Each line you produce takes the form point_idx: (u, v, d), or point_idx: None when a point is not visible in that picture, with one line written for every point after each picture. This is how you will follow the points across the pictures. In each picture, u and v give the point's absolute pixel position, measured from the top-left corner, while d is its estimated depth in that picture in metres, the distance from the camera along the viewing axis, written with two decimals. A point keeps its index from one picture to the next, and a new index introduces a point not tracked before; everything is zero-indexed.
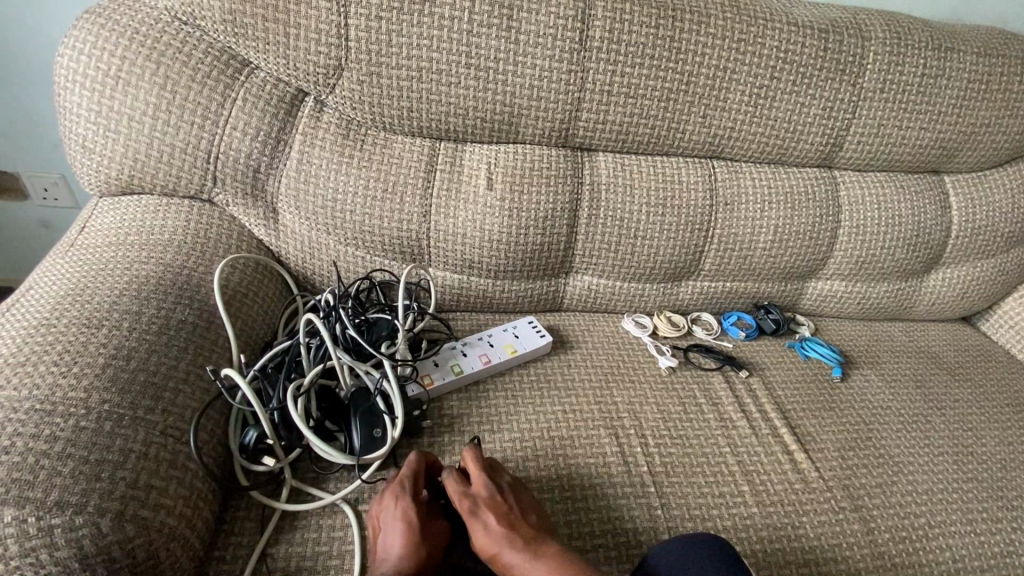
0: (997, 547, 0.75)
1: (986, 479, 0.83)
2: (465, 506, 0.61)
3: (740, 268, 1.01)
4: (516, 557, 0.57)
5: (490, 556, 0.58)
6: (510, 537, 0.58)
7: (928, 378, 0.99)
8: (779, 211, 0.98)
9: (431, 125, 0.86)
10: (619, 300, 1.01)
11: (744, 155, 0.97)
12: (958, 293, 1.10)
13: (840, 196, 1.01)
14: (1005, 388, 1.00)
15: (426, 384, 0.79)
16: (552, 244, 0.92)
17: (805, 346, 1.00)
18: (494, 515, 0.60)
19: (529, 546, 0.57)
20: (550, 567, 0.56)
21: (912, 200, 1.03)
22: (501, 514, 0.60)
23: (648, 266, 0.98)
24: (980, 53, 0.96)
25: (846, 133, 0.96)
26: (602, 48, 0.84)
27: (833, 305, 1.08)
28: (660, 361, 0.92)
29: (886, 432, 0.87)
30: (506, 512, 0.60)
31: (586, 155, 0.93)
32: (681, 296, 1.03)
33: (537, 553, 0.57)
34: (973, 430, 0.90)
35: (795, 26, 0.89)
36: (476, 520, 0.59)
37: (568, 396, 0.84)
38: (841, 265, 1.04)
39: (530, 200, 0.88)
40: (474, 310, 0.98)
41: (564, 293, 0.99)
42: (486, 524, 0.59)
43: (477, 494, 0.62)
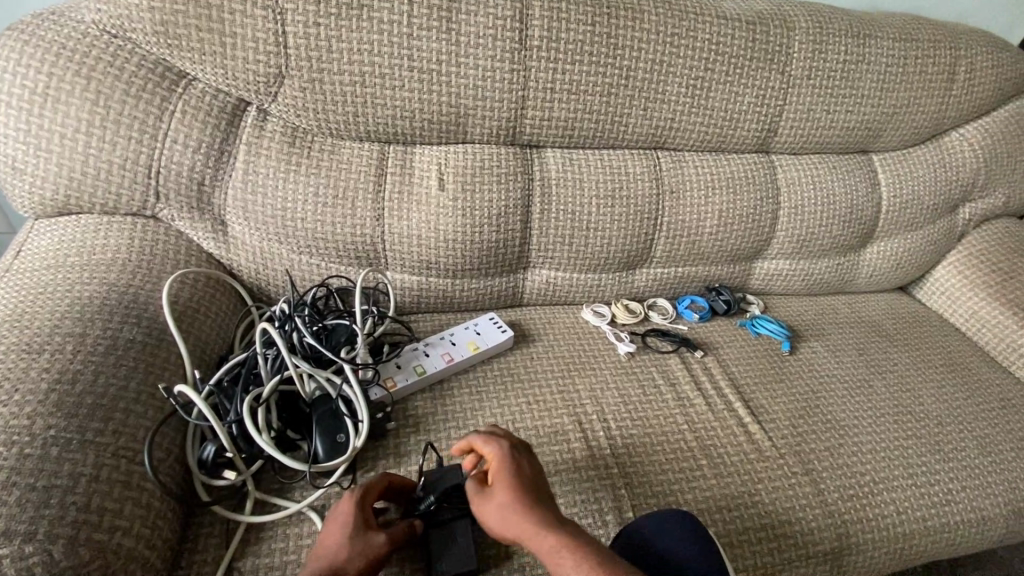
0: (934, 497, 0.81)
1: (926, 435, 0.89)
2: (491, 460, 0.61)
3: (689, 254, 1.05)
4: (535, 515, 0.55)
5: (501, 511, 0.57)
6: (535, 495, 0.58)
7: (870, 346, 1.05)
8: (722, 197, 1.02)
9: (378, 130, 0.86)
10: (577, 292, 1.04)
11: (686, 144, 1.01)
12: (894, 264, 1.17)
13: (778, 178, 1.06)
14: (939, 350, 1.07)
15: (389, 386, 0.79)
16: (507, 241, 0.93)
17: (755, 323, 1.05)
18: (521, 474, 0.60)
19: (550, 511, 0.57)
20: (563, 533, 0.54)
21: (844, 179, 1.08)
22: (532, 474, 0.60)
23: (602, 257, 1.00)
24: (896, 39, 1.02)
25: (779, 119, 1.01)
26: (542, 46, 0.86)
27: (780, 283, 1.13)
28: (620, 348, 0.95)
29: (833, 399, 0.92)
30: (534, 475, 0.61)
31: (534, 151, 0.95)
32: (637, 283, 1.06)
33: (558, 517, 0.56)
34: (912, 391, 0.96)
35: (724, 19, 0.93)
36: (501, 473, 0.59)
37: (531, 388, 0.86)
38: (784, 244, 1.09)
39: (482, 198, 0.89)
40: (435, 311, 0.98)
41: (523, 288, 1.01)
42: (511, 475, 0.59)
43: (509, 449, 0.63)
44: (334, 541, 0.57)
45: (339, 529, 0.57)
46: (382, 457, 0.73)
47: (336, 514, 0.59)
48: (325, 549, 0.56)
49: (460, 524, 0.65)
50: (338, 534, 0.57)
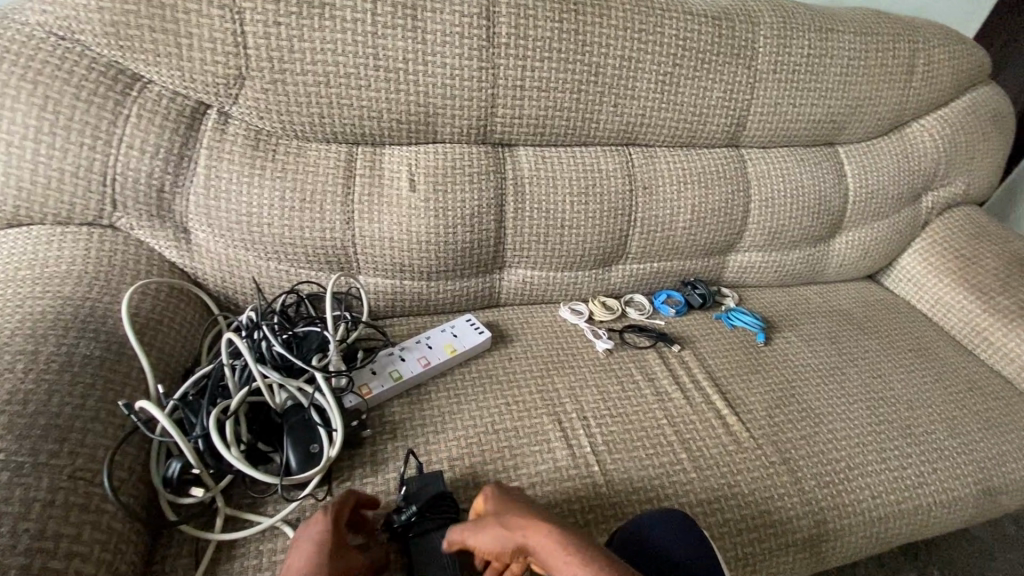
0: (907, 480, 0.82)
1: (897, 419, 0.91)
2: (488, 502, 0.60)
3: (664, 249, 1.05)
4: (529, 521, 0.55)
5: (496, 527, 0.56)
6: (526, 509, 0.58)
7: (842, 334, 1.07)
8: (694, 192, 1.03)
9: (345, 130, 0.84)
10: (554, 290, 1.03)
11: (658, 140, 1.01)
12: (862, 253, 1.19)
13: (748, 172, 1.07)
14: (907, 336, 1.09)
15: (364, 393, 0.77)
16: (482, 241, 0.92)
17: (730, 316, 1.06)
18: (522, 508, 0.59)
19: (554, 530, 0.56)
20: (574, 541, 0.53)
21: (812, 171, 1.10)
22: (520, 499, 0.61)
23: (577, 255, 1.00)
24: (857, 33, 1.04)
25: (747, 113, 1.02)
26: (510, 44, 0.85)
27: (754, 275, 1.15)
28: (598, 345, 0.95)
29: (808, 387, 0.94)
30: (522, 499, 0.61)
31: (507, 150, 0.94)
32: (614, 280, 1.06)
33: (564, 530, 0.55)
34: (883, 377, 0.98)
35: (690, 15, 0.94)
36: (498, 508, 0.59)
37: (510, 389, 0.85)
38: (756, 237, 1.10)
39: (454, 198, 0.88)
40: (411, 314, 0.97)
41: (499, 288, 1.00)
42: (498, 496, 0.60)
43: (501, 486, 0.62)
44: (303, 558, 0.54)
45: (309, 546, 0.55)
46: (358, 465, 0.71)
47: (307, 530, 0.57)
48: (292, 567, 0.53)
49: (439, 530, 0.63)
50: (308, 552, 0.54)
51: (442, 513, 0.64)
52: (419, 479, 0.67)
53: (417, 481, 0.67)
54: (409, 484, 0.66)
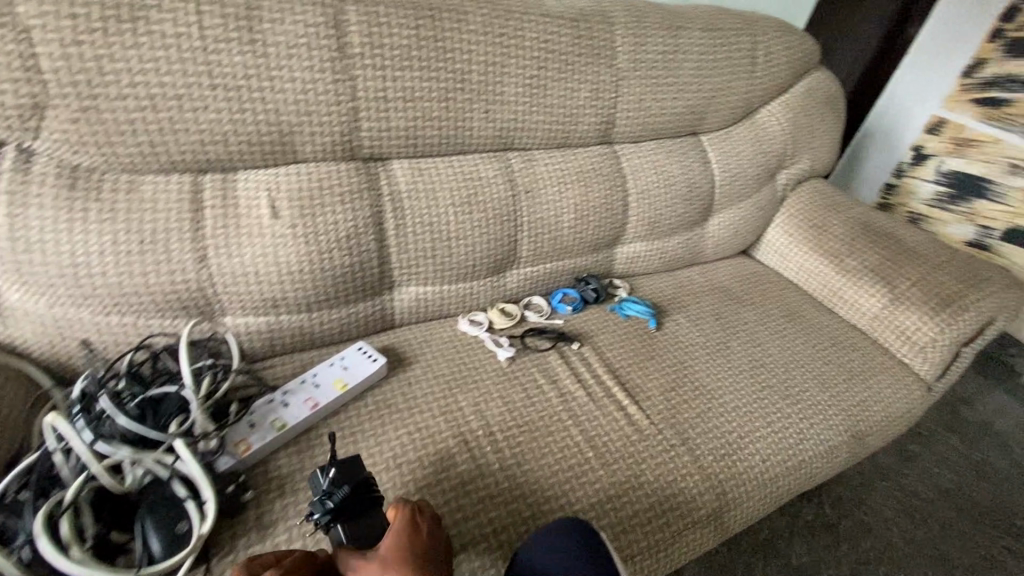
0: (790, 439, 0.90)
1: (777, 383, 0.98)
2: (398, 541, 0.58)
3: (554, 249, 1.06)
4: None
5: None
6: None
7: (723, 310, 1.15)
8: (575, 191, 1.04)
9: (185, 158, 0.75)
10: (451, 303, 1.00)
11: (533, 142, 1.01)
12: (733, 232, 1.29)
13: (623, 167, 1.11)
14: (779, 303, 1.20)
15: (242, 451, 0.69)
16: (363, 264, 0.87)
17: (623, 306, 1.09)
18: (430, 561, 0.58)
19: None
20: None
21: (681, 161, 1.16)
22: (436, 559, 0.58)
23: (468, 265, 0.97)
24: (704, 29, 1.11)
25: (614, 111, 1.06)
26: (365, 54, 0.80)
27: (641, 263, 1.20)
28: (500, 354, 0.94)
29: (698, 366, 0.99)
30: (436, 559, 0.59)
31: (379, 164, 0.89)
32: (509, 285, 1.05)
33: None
34: (762, 345, 1.07)
35: (548, 17, 0.94)
36: (407, 557, 0.56)
37: (410, 416, 0.81)
38: (638, 228, 1.15)
39: (325, 221, 0.82)
40: (295, 350, 0.89)
41: (391, 309, 0.95)
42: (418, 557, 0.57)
43: (416, 520, 0.60)
44: None
45: None
46: (242, 533, 0.64)
47: None
48: None
49: (370, 513, 0.60)
50: None
51: (370, 499, 0.61)
52: (351, 465, 0.61)
53: (349, 462, 0.61)
54: (340, 465, 0.60)
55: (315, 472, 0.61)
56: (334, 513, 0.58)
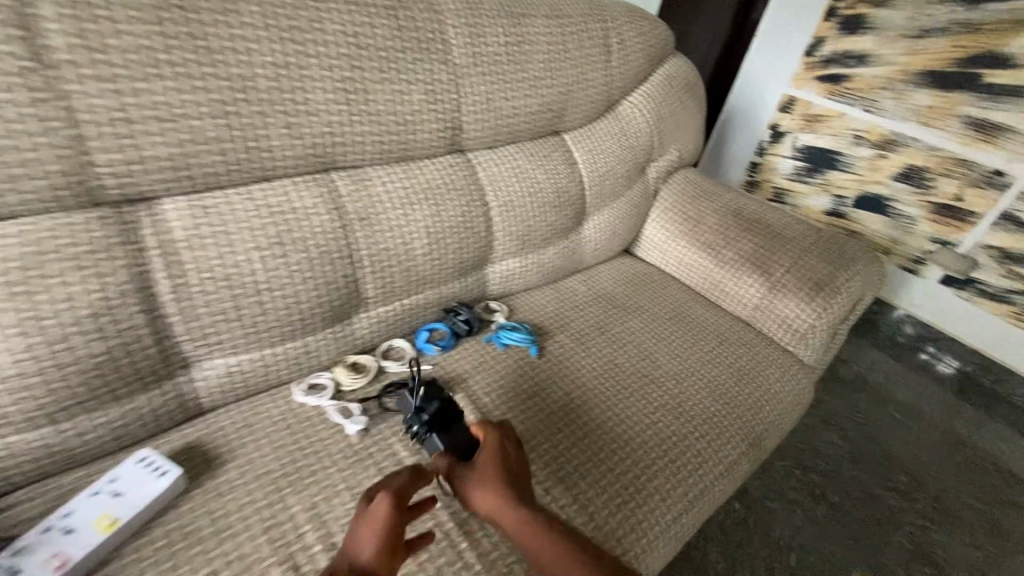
0: (688, 466, 0.81)
1: (670, 401, 0.90)
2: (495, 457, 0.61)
3: (408, 283, 0.88)
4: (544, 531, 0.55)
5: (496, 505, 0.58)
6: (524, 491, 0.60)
7: (609, 321, 1.05)
8: (424, 210, 0.86)
9: None
10: (281, 368, 0.78)
11: (363, 158, 0.82)
12: (610, 234, 1.20)
13: (480, 176, 0.95)
14: (664, 305, 1.12)
15: None
16: (132, 347, 0.64)
17: (499, 335, 0.95)
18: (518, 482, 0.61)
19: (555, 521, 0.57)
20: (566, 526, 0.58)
21: (545, 165, 1.04)
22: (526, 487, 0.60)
23: (294, 321, 0.76)
24: (548, 17, 0.99)
25: (459, 114, 0.90)
26: (79, 60, 0.57)
27: (517, 281, 1.06)
28: (347, 429, 0.74)
29: (586, 396, 0.88)
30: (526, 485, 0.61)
31: (142, 208, 0.66)
32: (359, 334, 0.85)
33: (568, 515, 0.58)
34: (651, 357, 0.98)
35: (355, 4, 0.76)
36: (501, 474, 0.60)
37: (219, 545, 0.60)
38: (507, 244, 1.01)
39: (53, 299, 0.58)
40: (49, 475, 0.64)
41: (194, 393, 0.72)
42: (505, 470, 0.61)
43: (504, 444, 0.63)
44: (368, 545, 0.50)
45: (372, 530, 0.50)
46: None
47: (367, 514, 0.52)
48: (359, 546, 0.50)
49: (459, 426, 0.67)
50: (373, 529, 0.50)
51: (457, 415, 0.68)
52: (435, 389, 0.71)
53: (437, 387, 0.71)
54: (427, 388, 0.70)
55: (405, 396, 0.71)
56: (427, 421, 0.66)
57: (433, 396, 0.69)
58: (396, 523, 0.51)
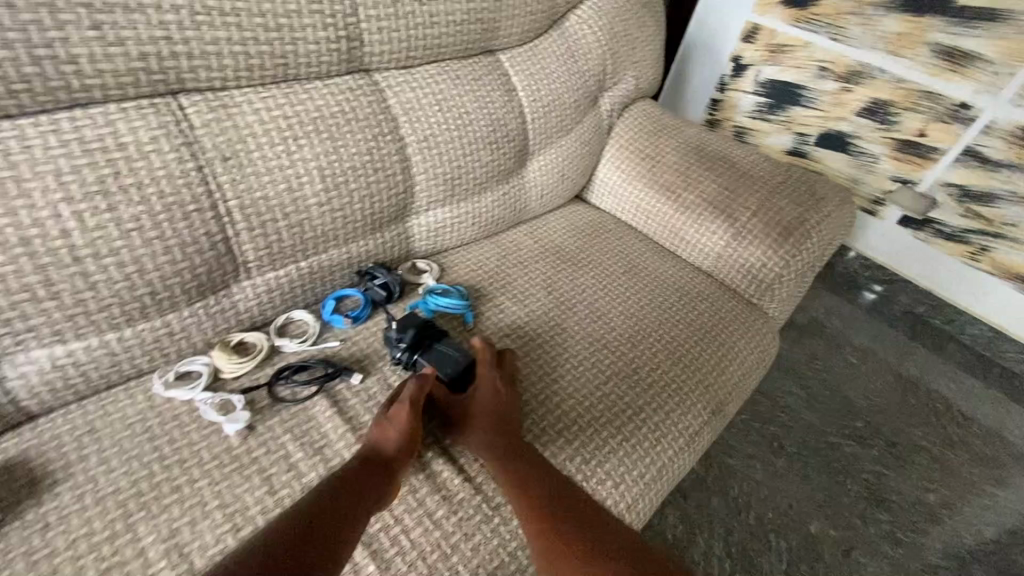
0: (643, 442, 0.71)
1: (622, 366, 0.79)
2: (490, 370, 0.64)
3: (303, 240, 0.70)
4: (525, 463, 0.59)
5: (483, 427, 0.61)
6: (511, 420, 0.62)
7: (556, 279, 0.91)
8: (314, 146, 0.68)
9: None
10: (135, 356, 0.61)
11: (223, 77, 0.61)
12: (559, 176, 1.04)
13: (390, 104, 0.77)
14: (617, 258, 0.99)
15: None
16: None
17: (426, 301, 0.79)
18: (501, 405, 0.63)
19: (577, 552, 0.51)
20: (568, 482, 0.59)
21: (476, 91, 0.86)
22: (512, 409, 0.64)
23: (143, 296, 0.59)
24: None
25: (355, 18, 0.69)
26: None
27: (448, 235, 0.90)
28: (227, 428, 0.58)
29: (528, 369, 0.76)
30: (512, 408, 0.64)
31: None
32: (244, 307, 0.68)
33: (596, 544, 0.52)
34: (603, 318, 0.86)
35: None
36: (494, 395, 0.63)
37: None
38: (432, 189, 0.84)
39: None
40: None
41: (9, 395, 0.55)
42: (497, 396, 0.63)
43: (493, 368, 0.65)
44: (391, 436, 0.57)
45: (395, 426, 0.57)
46: None
47: (385, 418, 0.58)
48: (385, 436, 0.57)
49: (441, 342, 0.68)
50: (395, 430, 0.57)
51: (436, 336, 0.69)
52: (410, 316, 0.70)
53: (410, 314, 0.70)
54: (401, 318, 0.70)
55: (386, 332, 0.70)
56: (409, 346, 0.67)
57: (408, 324, 0.69)
58: (408, 426, 0.57)
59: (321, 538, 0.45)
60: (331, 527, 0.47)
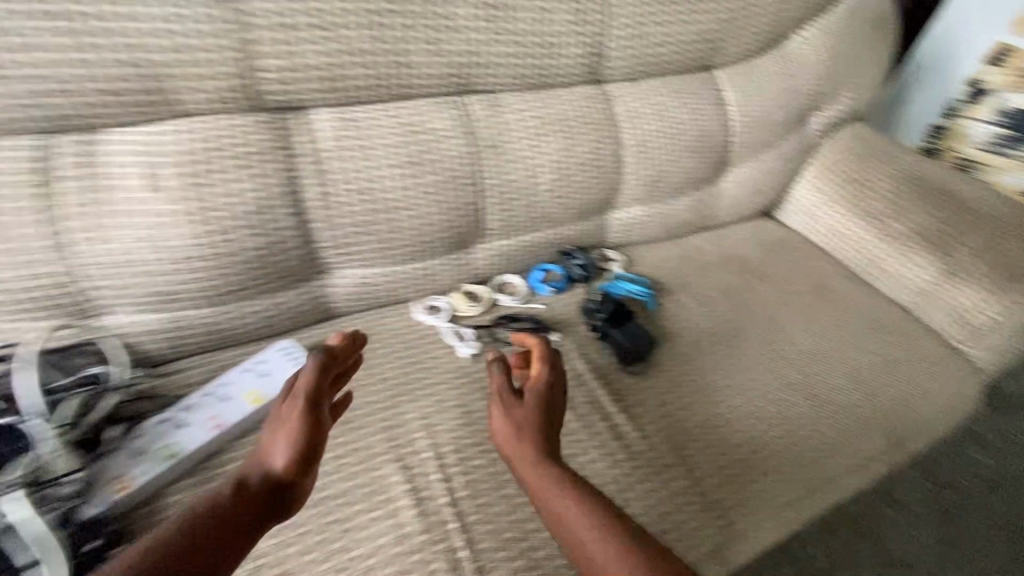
0: (811, 451, 0.74)
1: (798, 378, 0.81)
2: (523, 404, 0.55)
3: (530, 217, 0.85)
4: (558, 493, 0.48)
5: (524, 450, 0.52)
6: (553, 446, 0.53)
7: (738, 286, 0.95)
8: (554, 142, 0.83)
9: (19, 115, 0.56)
10: (403, 286, 0.82)
11: (500, 82, 0.79)
12: (752, 190, 1.08)
13: (617, 110, 0.88)
14: (802, 276, 1.00)
15: (120, 491, 0.56)
16: (281, 245, 0.69)
17: (615, 285, 0.88)
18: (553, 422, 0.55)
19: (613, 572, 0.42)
20: (579, 477, 0.50)
21: (692, 104, 0.94)
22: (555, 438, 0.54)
23: (420, 242, 0.79)
24: None
25: (604, 38, 0.82)
26: None
27: (640, 231, 0.99)
28: (460, 351, 0.77)
29: (705, 360, 0.82)
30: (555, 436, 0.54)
31: (296, 115, 0.69)
32: (477, 264, 0.86)
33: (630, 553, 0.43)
34: (782, 330, 0.88)
35: None
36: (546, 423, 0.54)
37: (342, 434, 0.66)
38: (637, 188, 0.94)
39: (225, 194, 0.65)
40: (212, 349, 0.73)
41: (328, 296, 0.78)
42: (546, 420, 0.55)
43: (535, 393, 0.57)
44: (275, 446, 0.48)
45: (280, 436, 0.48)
46: None
47: (285, 419, 0.49)
48: (276, 442, 0.49)
49: (631, 321, 0.81)
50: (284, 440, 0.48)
51: (628, 315, 0.82)
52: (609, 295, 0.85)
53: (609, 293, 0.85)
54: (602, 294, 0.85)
55: (585, 303, 0.85)
56: (606, 315, 0.81)
57: (607, 299, 0.83)
58: (302, 430, 0.48)
59: (240, 535, 0.44)
60: (246, 528, 0.44)
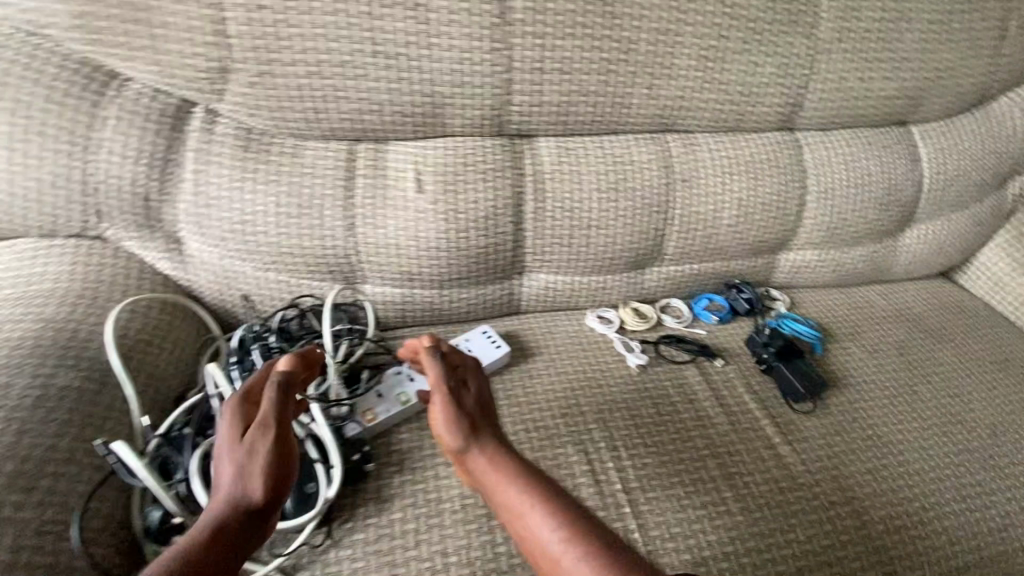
0: (992, 523, 0.71)
1: (978, 448, 0.78)
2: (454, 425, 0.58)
3: (705, 249, 0.92)
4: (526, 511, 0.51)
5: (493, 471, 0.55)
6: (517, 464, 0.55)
7: (912, 344, 0.93)
8: (740, 183, 0.89)
9: (343, 126, 0.75)
10: (581, 296, 0.92)
11: (699, 125, 0.87)
12: (935, 249, 1.04)
13: (804, 157, 0.92)
14: (988, 345, 0.95)
15: (369, 421, 0.71)
16: (497, 245, 0.83)
17: (781, 322, 0.92)
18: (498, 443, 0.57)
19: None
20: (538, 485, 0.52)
21: (882, 158, 0.95)
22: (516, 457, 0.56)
23: (606, 258, 0.88)
24: None
25: (804, 91, 0.87)
26: (527, 20, 0.74)
27: (807, 275, 1.01)
28: (630, 360, 0.84)
29: (874, 411, 0.82)
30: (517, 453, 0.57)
31: (526, 141, 0.83)
32: (648, 285, 0.94)
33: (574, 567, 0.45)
34: (961, 396, 0.85)
35: None
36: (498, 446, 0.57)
37: (530, 412, 0.76)
38: (813, 234, 0.96)
39: (466, 199, 0.79)
40: (424, 325, 0.88)
41: (520, 295, 0.90)
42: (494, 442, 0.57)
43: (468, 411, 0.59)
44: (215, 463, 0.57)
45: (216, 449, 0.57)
46: (360, 503, 0.65)
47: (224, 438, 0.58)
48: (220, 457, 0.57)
49: (799, 360, 0.85)
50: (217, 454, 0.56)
51: (797, 354, 0.86)
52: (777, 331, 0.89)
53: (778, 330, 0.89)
54: (771, 330, 0.89)
55: (751, 335, 0.90)
56: (776, 351, 0.85)
57: (777, 335, 0.87)
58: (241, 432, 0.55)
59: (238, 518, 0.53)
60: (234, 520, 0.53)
